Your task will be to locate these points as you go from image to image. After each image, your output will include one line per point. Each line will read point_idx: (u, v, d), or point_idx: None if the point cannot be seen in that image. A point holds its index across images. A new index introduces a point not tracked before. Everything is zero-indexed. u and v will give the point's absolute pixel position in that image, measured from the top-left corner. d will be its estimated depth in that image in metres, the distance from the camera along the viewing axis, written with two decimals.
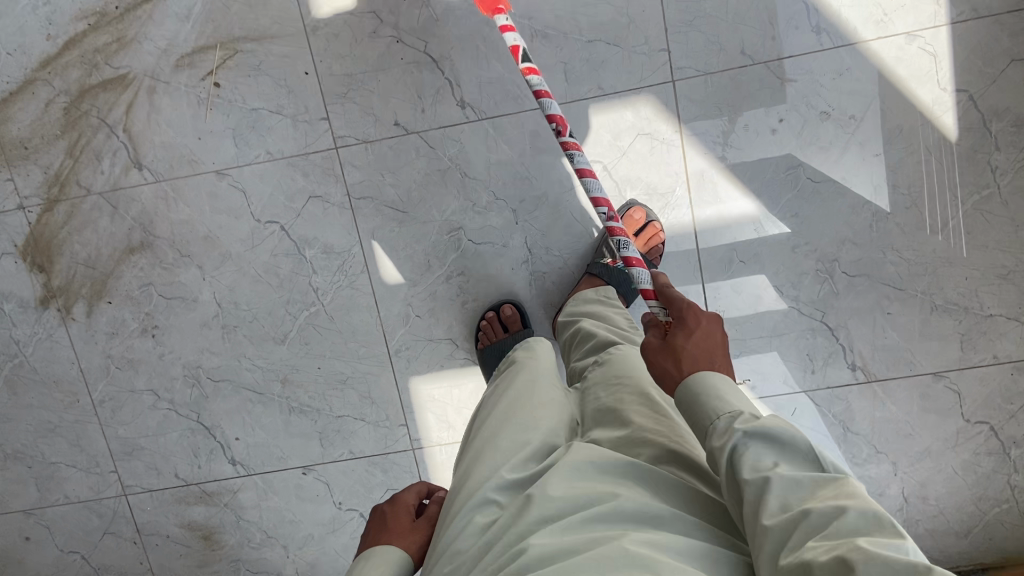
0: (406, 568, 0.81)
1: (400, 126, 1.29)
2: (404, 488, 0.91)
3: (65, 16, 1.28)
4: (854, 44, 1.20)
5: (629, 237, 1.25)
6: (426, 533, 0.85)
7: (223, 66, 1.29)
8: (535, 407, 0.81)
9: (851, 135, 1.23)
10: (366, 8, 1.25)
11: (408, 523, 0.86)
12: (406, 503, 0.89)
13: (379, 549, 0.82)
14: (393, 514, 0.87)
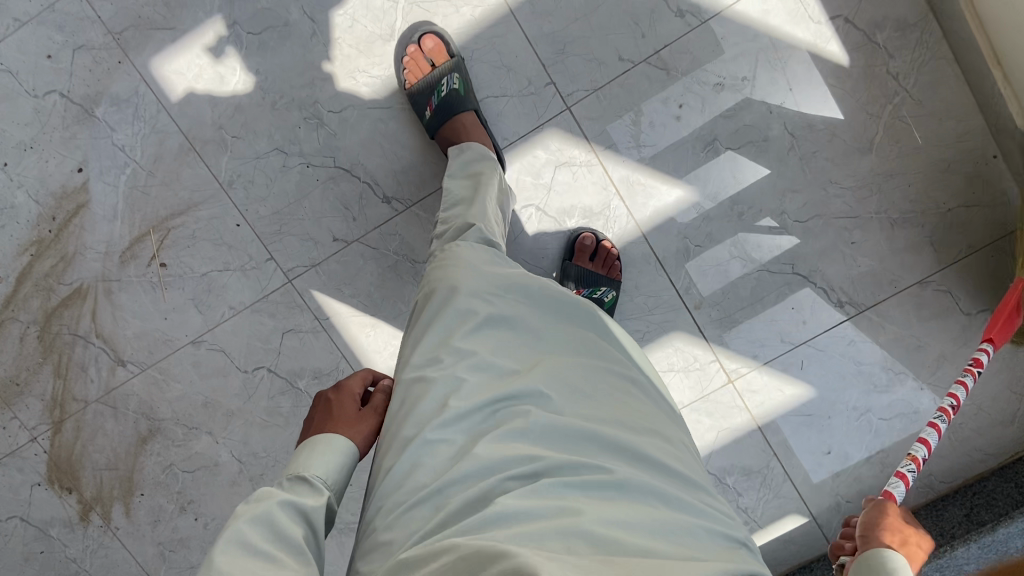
0: (351, 456, 0.80)
1: (340, 240, 1.33)
2: (348, 374, 0.89)
3: (8, 255, 1.34)
4: (718, 13, 1.24)
5: (584, 262, 1.27)
6: (373, 425, 0.84)
7: (162, 247, 1.34)
8: (483, 348, 0.82)
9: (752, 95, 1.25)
10: (268, 148, 1.29)
11: (353, 411, 0.85)
12: (349, 390, 0.87)
13: (325, 435, 0.80)
14: (339, 403, 0.85)
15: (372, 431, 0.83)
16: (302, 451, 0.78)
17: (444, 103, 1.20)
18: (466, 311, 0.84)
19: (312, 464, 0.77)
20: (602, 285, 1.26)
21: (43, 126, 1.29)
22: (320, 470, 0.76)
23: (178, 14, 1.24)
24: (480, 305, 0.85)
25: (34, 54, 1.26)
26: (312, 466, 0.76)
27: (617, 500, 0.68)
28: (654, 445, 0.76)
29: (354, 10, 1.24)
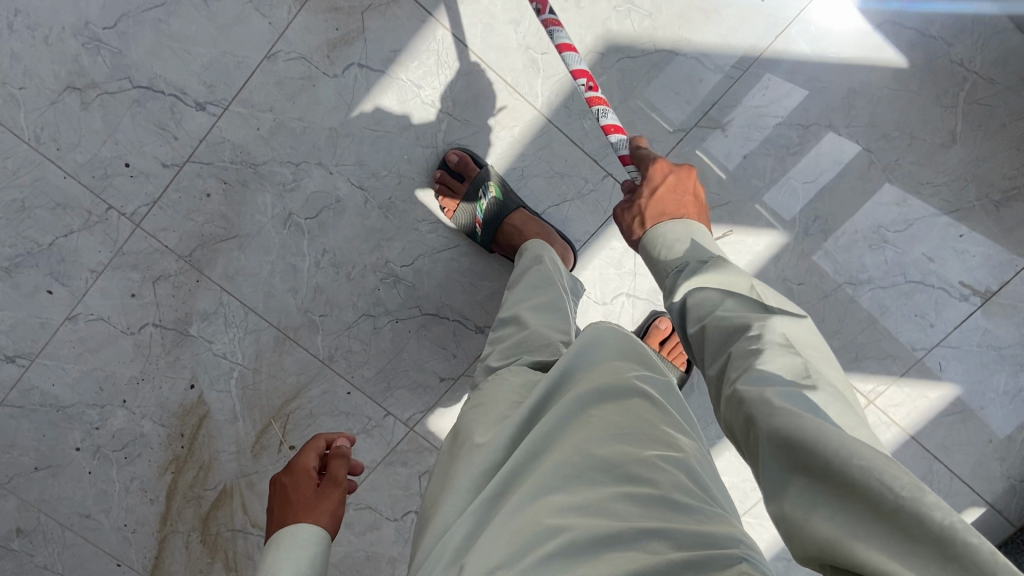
0: (323, 536, 0.78)
1: (446, 378, 1.33)
2: (299, 454, 0.89)
3: (152, 477, 1.36)
4: (758, 56, 1.21)
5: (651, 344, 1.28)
6: (334, 498, 0.82)
7: (287, 432, 1.35)
8: (480, 441, 0.75)
9: (813, 127, 1.22)
10: (356, 315, 1.30)
11: (311, 489, 0.83)
12: (304, 471, 0.86)
13: (290, 527, 0.78)
14: (295, 486, 0.84)
15: (336, 507, 0.82)
16: (269, 551, 0.77)
17: (490, 216, 1.19)
18: (466, 438, 0.78)
19: (280, 565, 0.75)
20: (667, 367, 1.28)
21: (147, 357, 1.32)
22: (291, 568, 0.74)
23: (237, 221, 1.26)
24: (478, 421, 0.79)
25: (118, 296, 1.29)
26: (282, 570, 0.74)
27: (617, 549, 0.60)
28: (661, 469, 0.66)
29: (399, 166, 1.24)
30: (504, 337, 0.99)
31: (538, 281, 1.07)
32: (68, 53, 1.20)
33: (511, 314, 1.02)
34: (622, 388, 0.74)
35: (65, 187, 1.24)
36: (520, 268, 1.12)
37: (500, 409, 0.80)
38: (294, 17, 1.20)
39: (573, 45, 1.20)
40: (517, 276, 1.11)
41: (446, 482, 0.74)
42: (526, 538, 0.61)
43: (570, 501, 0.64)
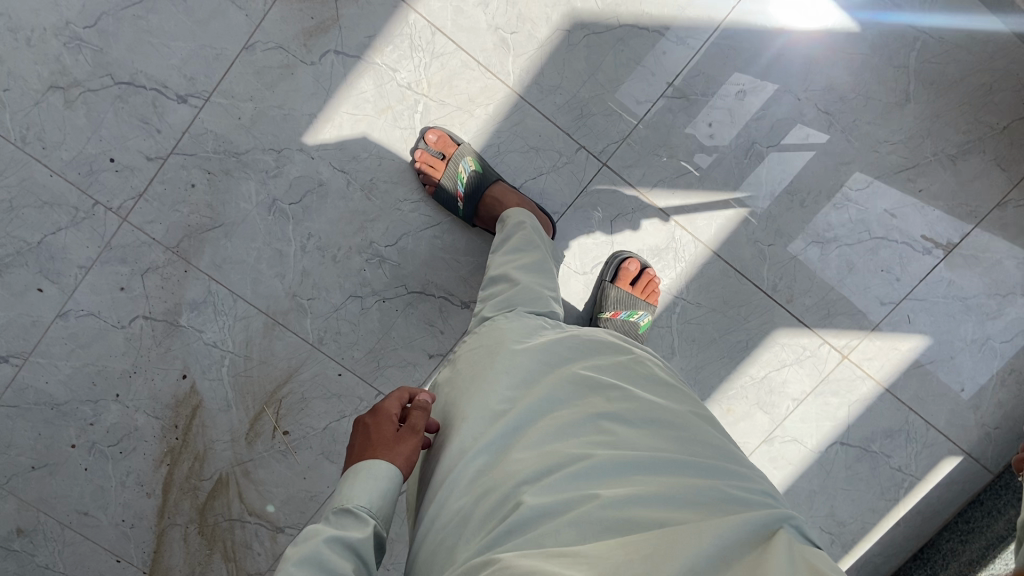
0: (399, 480, 0.76)
1: (435, 355, 1.36)
2: (384, 397, 0.85)
3: (148, 470, 1.38)
4: (717, 26, 1.26)
5: (627, 288, 1.27)
6: (412, 444, 0.79)
7: (280, 417, 1.38)
8: (501, 375, 0.80)
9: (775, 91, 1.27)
10: (343, 297, 1.33)
11: (392, 432, 0.80)
12: (387, 412, 0.83)
13: (367, 463, 0.77)
14: (377, 427, 0.81)
15: (414, 452, 0.79)
16: (345, 480, 0.76)
17: (471, 188, 1.23)
18: (482, 368, 0.83)
19: (354, 493, 0.74)
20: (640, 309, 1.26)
21: (139, 349, 1.34)
22: (363, 500, 0.73)
23: (222, 210, 1.29)
24: (494, 354, 0.84)
25: (108, 291, 1.32)
26: (355, 496, 0.74)
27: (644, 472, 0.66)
28: (681, 419, 0.73)
29: (378, 149, 1.28)
30: (496, 292, 1.04)
31: (522, 244, 1.12)
32: (50, 53, 1.23)
33: (499, 276, 1.07)
34: (645, 363, 0.82)
35: (50, 185, 1.27)
36: (503, 233, 1.17)
37: (513, 345, 0.86)
38: (270, 8, 1.24)
39: (540, 23, 1.25)
40: (501, 242, 1.16)
41: (465, 406, 0.79)
42: (558, 458, 0.67)
43: (599, 437, 0.70)
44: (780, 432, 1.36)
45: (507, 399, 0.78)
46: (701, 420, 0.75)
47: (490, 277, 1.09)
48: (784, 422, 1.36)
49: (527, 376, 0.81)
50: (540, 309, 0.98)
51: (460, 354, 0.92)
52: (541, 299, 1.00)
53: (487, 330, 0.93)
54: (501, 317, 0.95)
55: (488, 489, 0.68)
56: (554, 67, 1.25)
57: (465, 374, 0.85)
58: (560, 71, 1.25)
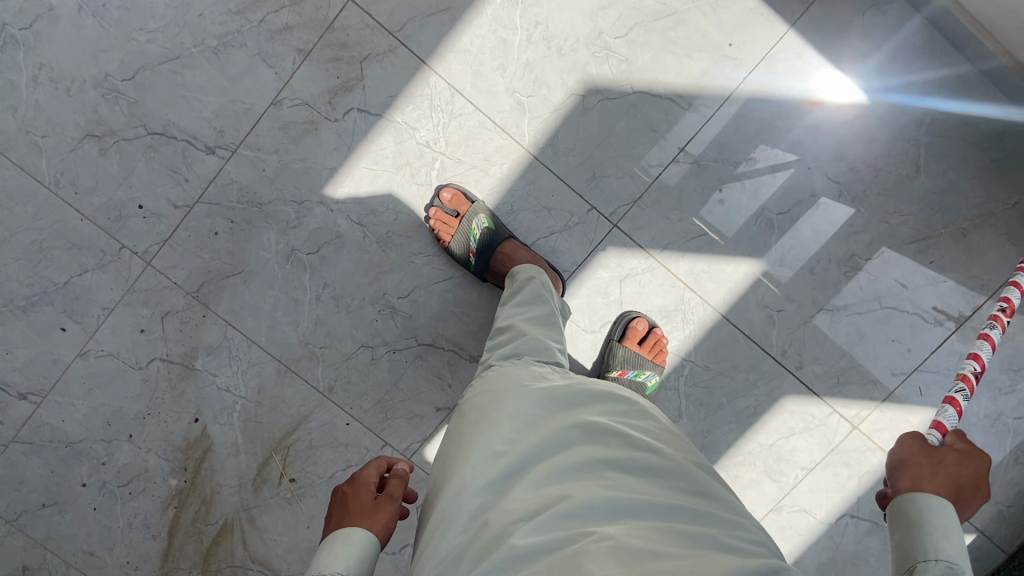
0: (376, 546, 0.79)
1: (443, 409, 1.38)
2: (363, 467, 0.89)
3: (154, 512, 1.39)
4: (729, 95, 1.28)
5: (633, 347, 1.27)
6: (389, 511, 0.83)
7: (287, 464, 1.39)
8: (503, 414, 0.82)
9: (793, 161, 1.28)
10: (355, 346, 1.36)
11: (370, 500, 0.84)
12: (365, 483, 0.86)
13: (346, 531, 0.79)
14: (354, 495, 0.84)
15: (390, 519, 0.82)
16: (323, 548, 0.78)
17: (483, 244, 1.26)
18: (486, 410, 0.85)
19: (332, 560, 0.76)
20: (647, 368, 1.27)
21: (154, 391, 1.37)
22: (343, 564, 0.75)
23: (243, 258, 1.33)
24: (497, 397, 0.87)
25: (128, 333, 1.35)
26: (333, 563, 0.75)
27: (638, 518, 0.67)
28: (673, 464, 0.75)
29: (395, 204, 1.32)
30: (502, 342, 1.06)
31: (531, 297, 1.14)
32: (88, 104, 1.28)
33: (506, 326, 1.09)
34: (641, 415, 0.85)
35: (81, 229, 1.32)
36: (513, 288, 1.19)
37: (518, 389, 0.87)
38: (298, 67, 1.28)
39: (556, 87, 1.28)
40: (510, 294, 1.19)
41: (465, 449, 0.80)
42: (555, 503, 0.69)
43: (595, 478, 0.72)
44: (788, 502, 1.34)
45: (511, 439, 0.79)
46: (692, 468, 0.77)
47: (497, 328, 1.11)
48: (793, 492, 1.34)
49: (530, 417, 0.82)
50: (545, 359, 1.00)
51: (466, 399, 0.94)
52: (547, 350, 1.02)
53: (493, 373, 0.95)
54: (505, 365, 0.97)
55: (486, 527, 0.69)
56: (568, 131, 1.29)
57: (469, 417, 0.87)
58: (574, 135, 1.29)
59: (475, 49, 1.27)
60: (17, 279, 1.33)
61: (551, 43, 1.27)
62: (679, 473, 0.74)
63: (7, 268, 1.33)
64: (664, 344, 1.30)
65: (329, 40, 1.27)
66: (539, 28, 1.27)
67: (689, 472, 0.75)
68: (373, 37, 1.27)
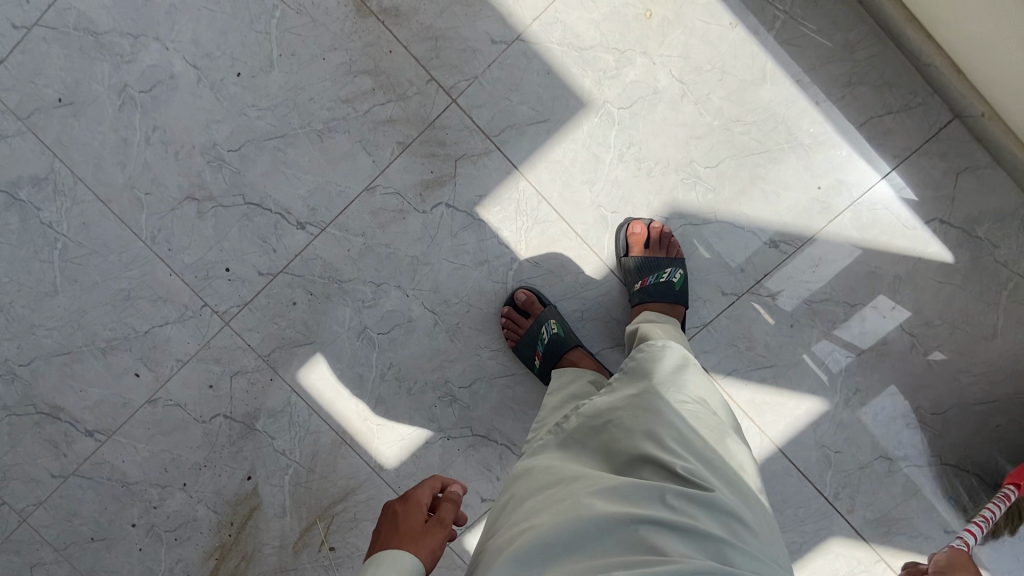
0: (419, 571, 0.79)
1: (487, 500, 1.39)
2: (418, 485, 0.90)
3: (196, 561, 1.43)
4: (812, 236, 1.29)
5: (639, 250, 1.27)
6: (438, 538, 0.82)
7: (329, 533, 1.41)
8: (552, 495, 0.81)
9: (840, 274, 1.29)
10: (411, 428, 1.39)
11: (419, 524, 0.84)
12: (418, 504, 0.87)
13: (389, 553, 0.79)
14: (405, 515, 0.85)
15: (437, 547, 0.82)
16: (368, 565, 0.78)
17: (550, 347, 1.28)
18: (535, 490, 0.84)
19: None
20: (666, 267, 1.26)
21: (214, 445, 1.41)
22: None
23: (316, 329, 1.37)
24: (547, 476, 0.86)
25: (197, 386, 1.40)
26: None
27: None
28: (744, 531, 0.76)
29: (469, 297, 1.35)
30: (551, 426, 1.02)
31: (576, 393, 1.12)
32: (193, 168, 1.35)
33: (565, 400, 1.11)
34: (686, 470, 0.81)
35: (169, 283, 1.38)
36: (558, 386, 1.17)
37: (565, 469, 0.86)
38: (395, 158, 1.33)
39: (641, 207, 1.31)
40: (553, 392, 1.15)
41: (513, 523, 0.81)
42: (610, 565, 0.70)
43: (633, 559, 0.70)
44: None
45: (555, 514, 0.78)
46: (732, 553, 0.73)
47: (545, 421, 1.07)
48: None
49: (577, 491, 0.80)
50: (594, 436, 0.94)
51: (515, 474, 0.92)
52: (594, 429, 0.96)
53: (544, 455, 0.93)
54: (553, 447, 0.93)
55: None
56: None
57: (529, 475, 0.88)
58: None
59: (567, 161, 1.31)
60: (102, 321, 1.39)
61: (641, 165, 1.30)
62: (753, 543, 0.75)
63: (94, 310, 1.39)
64: (661, 228, 1.29)
65: (429, 136, 1.32)
66: (632, 149, 1.30)
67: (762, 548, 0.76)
68: (471, 139, 1.32)
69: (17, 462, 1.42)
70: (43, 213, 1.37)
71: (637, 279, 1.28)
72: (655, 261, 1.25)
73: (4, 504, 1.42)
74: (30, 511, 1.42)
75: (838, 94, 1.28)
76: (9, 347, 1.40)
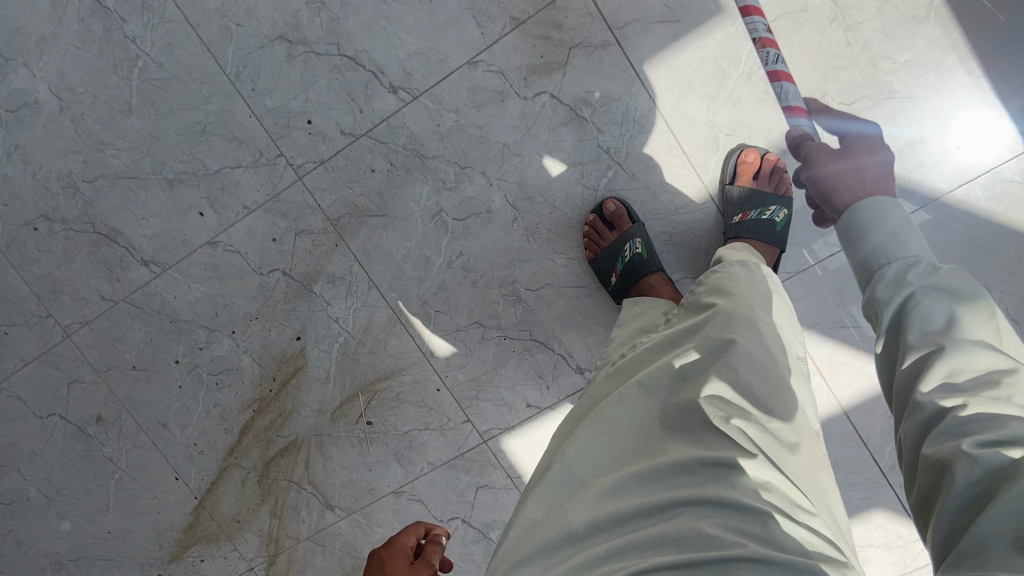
0: None
1: (533, 406, 1.35)
2: (402, 530, 0.91)
3: (233, 408, 1.42)
4: (937, 198, 1.20)
5: (749, 180, 1.19)
6: None
7: (369, 407, 1.40)
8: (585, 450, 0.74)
9: (956, 243, 1.20)
10: (469, 321, 1.34)
11: (405, 567, 0.85)
12: (406, 547, 0.88)
13: None
14: (390, 561, 0.86)
15: None
16: None
17: (630, 267, 1.21)
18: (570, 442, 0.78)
19: None
20: (772, 204, 1.18)
21: (268, 299, 1.38)
22: None
23: (390, 202, 1.31)
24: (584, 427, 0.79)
25: (260, 237, 1.36)
26: None
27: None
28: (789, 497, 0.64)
29: (556, 197, 1.28)
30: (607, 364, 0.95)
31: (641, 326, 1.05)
32: (291, 7, 1.26)
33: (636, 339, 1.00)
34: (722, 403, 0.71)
35: (247, 124, 1.31)
36: (627, 317, 1.10)
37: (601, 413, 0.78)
38: (505, 34, 1.23)
39: (760, 134, 1.22)
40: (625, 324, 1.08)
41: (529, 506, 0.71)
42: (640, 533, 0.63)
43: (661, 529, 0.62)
44: None
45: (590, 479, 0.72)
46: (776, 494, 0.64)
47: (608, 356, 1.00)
48: None
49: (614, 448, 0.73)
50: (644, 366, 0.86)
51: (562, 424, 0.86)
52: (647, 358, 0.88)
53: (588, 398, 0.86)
54: (602, 385, 0.86)
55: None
56: None
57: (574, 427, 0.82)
58: None
59: (690, 69, 1.21)
60: (172, 153, 1.34)
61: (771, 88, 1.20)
62: (799, 512, 0.63)
63: (165, 139, 1.34)
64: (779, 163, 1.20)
65: (546, 17, 1.22)
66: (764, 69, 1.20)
67: (812, 511, 0.64)
68: (591, 27, 1.21)
69: (70, 277, 1.40)
70: (127, 27, 1.30)
71: (737, 212, 1.19)
72: (761, 195, 1.18)
73: (51, 317, 1.42)
74: (75, 329, 1.42)
75: (1006, 49, 1.16)
76: (75, 161, 1.36)
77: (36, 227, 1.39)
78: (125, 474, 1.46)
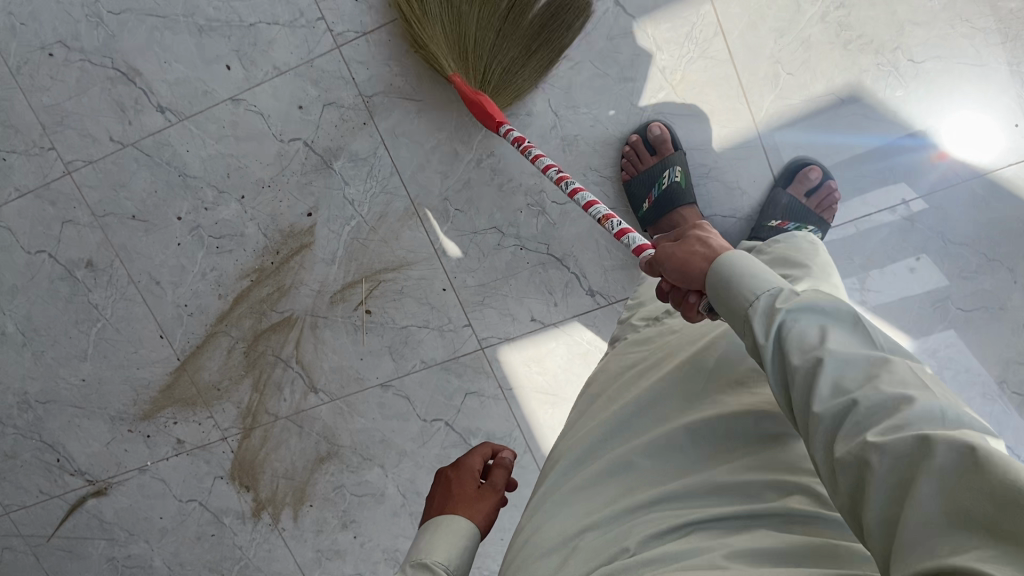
0: (476, 537, 0.80)
1: (537, 320, 1.33)
2: (467, 452, 0.91)
3: (231, 275, 1.38)
4: (986, 172, 1.17)
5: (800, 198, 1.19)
6: (490, 504, 0.84)
7: (370, 296, 1.36)
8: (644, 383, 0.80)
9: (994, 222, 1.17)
10: (487, 225, 1.31)
11: (472, 489, 0.86)
12: (469, 472, 0.88)
13: (446, 517, 0.81)
14: (457, 480, 0.87)
15: (491, 509, 0.84)
16: (426, 533, 0.80)
17: (665, 196, 1.19)
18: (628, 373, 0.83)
19: (435, 550, 0.77)
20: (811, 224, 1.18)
21: (283, 169, 1.33)
22: (443, 553, 0.77)
23: (426, 89, 1.28)
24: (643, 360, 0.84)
25: (286, 102, 1.30)
26: (435, 551, 0.77)
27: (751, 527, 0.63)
28: None
29: (598, 111, 1.23)
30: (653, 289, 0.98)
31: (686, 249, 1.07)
32: None
33: None
34: None
35: None
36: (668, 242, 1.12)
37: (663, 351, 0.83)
38: None
39: (820, 78, 1.18)
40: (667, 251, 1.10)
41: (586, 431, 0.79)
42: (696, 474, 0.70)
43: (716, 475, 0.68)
44: None
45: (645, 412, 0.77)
46: None
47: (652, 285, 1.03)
48: None
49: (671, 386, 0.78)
50: None
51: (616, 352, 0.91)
52: None
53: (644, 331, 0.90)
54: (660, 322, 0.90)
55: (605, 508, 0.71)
56: (811, 126, 1.20)
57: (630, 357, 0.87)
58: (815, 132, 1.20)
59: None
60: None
61: (842, 31, 1.17)
62: None
63: None
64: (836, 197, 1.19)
65: None
66: (839, 10, 1.17)
67: None
68: None
69: (80, 112, 1.34)
70: None
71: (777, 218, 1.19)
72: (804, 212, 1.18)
73: (53, 150, 1.36)
74: (77, 168, 1.36)
75: None
76: None
77: (51, 53, 1.32)
78: (108, 324, 1.42)
